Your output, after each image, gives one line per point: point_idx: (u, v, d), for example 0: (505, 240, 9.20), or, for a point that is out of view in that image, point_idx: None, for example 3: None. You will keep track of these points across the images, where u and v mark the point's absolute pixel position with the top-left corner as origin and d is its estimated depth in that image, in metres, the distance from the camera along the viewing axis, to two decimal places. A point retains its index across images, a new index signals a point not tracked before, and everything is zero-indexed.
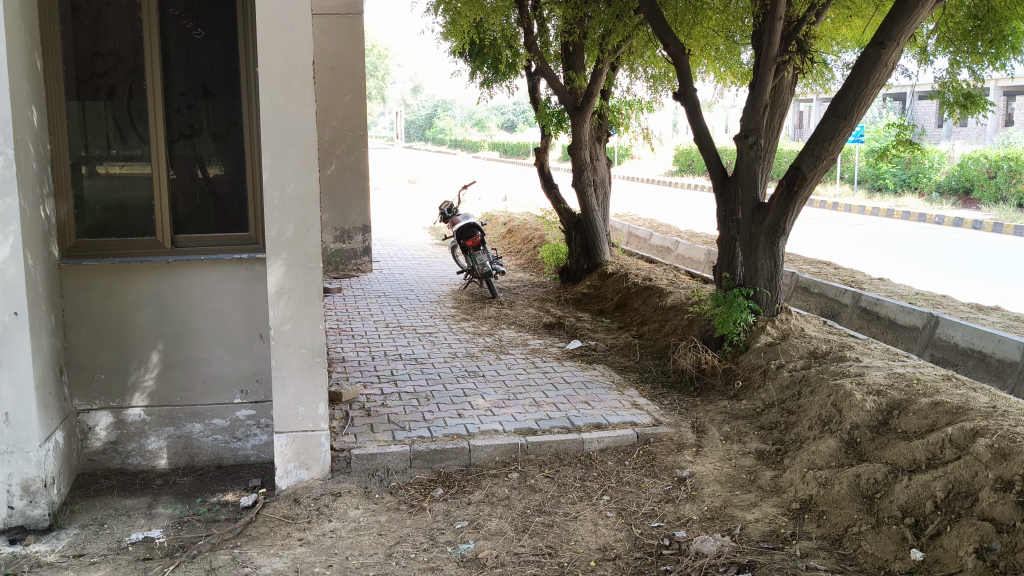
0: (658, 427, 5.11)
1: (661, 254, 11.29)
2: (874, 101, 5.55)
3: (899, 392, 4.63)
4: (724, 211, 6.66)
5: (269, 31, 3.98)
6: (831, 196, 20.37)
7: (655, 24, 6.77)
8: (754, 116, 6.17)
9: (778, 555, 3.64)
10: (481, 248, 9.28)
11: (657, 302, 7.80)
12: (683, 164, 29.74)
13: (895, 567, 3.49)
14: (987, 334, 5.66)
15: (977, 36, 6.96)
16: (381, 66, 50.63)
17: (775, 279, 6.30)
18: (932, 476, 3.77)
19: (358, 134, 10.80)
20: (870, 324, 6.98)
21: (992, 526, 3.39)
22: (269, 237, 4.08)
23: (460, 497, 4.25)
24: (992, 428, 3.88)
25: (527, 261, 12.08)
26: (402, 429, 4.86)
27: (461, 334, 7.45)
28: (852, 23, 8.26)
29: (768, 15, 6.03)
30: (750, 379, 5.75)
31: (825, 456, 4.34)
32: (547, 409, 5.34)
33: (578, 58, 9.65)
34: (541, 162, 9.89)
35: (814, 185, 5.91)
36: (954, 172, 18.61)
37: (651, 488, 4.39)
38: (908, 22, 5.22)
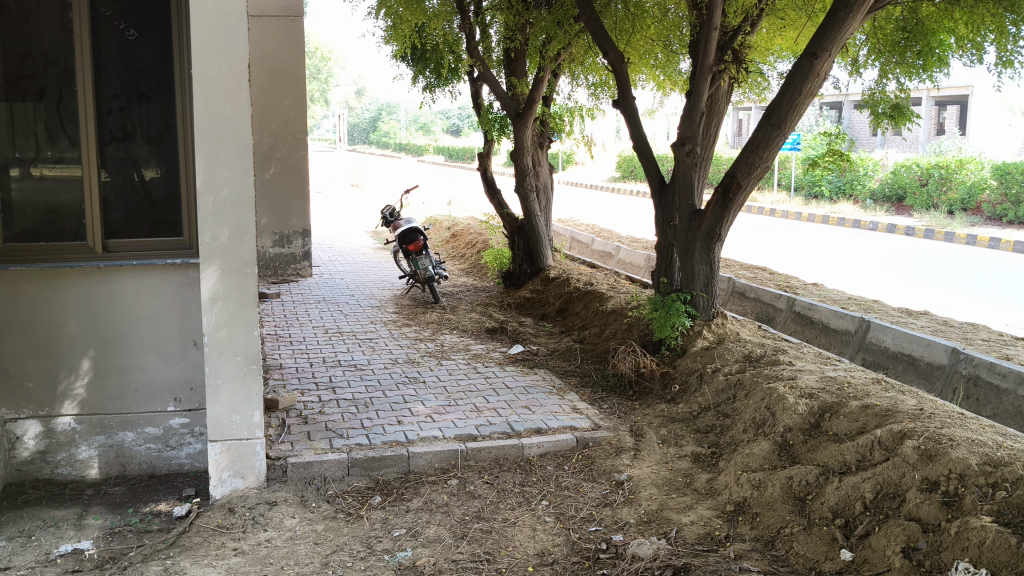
0: (597, 431, 5.14)
1: (603, 258, 11.37)
2: (807, 110, 5.67)
3: (830, 395, 4.75)
4: (662, 217, 6.75)
5: (203, 34, 3.91)
6: (768, 203, 20.77)
7: (595, 31, 6.80)
8: (691, 124, 6.26)
9: (713, 557, 3.68)
10: (424, 252, 9.24)
11: (598, 307, 7.86)
12: (626, 171, 29.97)
13: (825, 567, 3.56)
14: (917, 339, 5.81)
15: (905, 48, 7.11)
16: (324, 68, 50.16)
17: (711, 283, 6.39)
18: (862, 477, 3.87)
19: (299, 137, 10.71)
20: (803, 328, 7.12)
21: (918, 526, 3.49)
22: (203, 242, 4.01)
23: (399, 504, 4.22)
24: (918, 429, 4.00)
25: (470, 266, 12.07)
26: (340, 437, 4.81)
27: (402, 340, 7.40)
28: (787, 34, 8.39)
29: (704, 25, 6.08)
30: (687, 383, 5.81)
31: (759, 458, 4.42)
32: (488, 414, 5.33)
33: (519, 64, 9.57)
34: (484, 167, 9.86)
35: (749, 193, 6.02)
36: (887, 180, 19.12)
37: (589, 492, 4.40)
38: (839, 33, 5.34)
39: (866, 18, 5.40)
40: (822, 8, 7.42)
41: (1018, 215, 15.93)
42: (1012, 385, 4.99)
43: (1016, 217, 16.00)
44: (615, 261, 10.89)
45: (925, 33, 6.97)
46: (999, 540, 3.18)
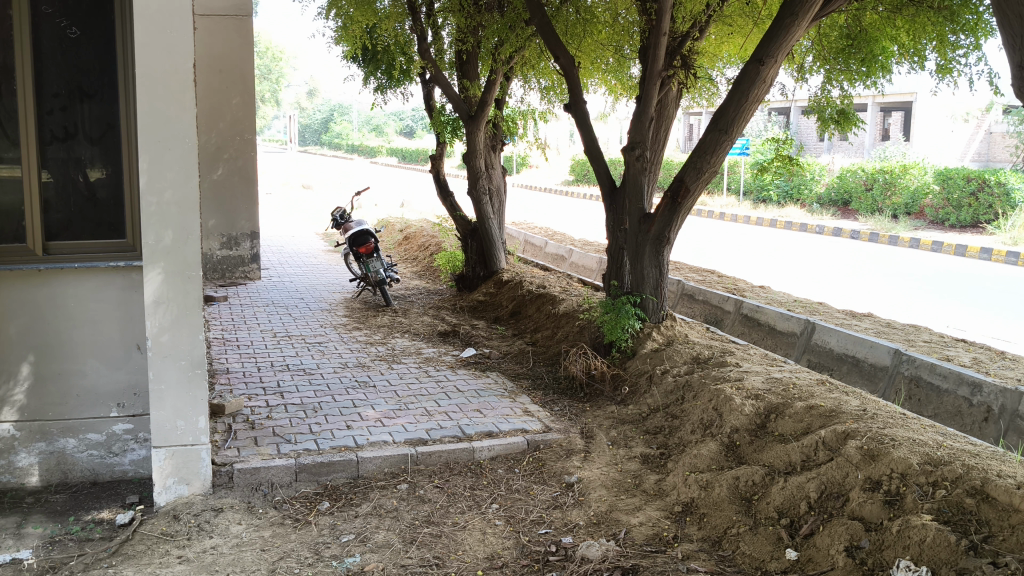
0: (548, 433, 5.15)
1: (555, 261, 11.42)
2: (754, 116, 5.76)
3: (776, 396, 4.83)
4: (613, 221, 6.80)
5: (147, 33, 3.84)
6: (718, 207, 21.03)
7: (546, 35, 6.81)
8: (641, 129, 6.31)
9: (661, 558, 3.71)
10: (375, 255, 9.17)
11: (551, 310, 7.88)
12: (580, 174, 30.09)
13: (770, 566, 3.60)
14: (861, 340, 5.92)
15: (849, 55, 7.25)
16: (276, 70, 49.66)
17: (660, 286, 6.44)
18: (806, 477, 3.93)
19: (247, 138, 10.58)
20: (750, 330, 7.21)
21: (861, 525, 3.55)
22: (146, 244, 3.93)
23: (348, 510, 4.18)
24: (862, 430, 4.08)
25: (423, 269, 12.04)
26: (288, 442, 4.75)
27: (352, 344, 7.35)
28: (735, 40, 8.49)
29: (653, 30, 6.12)
30: (637, 385, 5.85)
31: (706, 459, 4.46)
32: (438, 418, 5.31)
33: (472, 67, 9.55)
34: (436, 170, 9.83)
35: (698, 197, 6.09)
36: (833, 184, 19.44)
37: (539, 494, 4.41)
38: (785, 40, 5.41)
39: (811, 25, 5.49)
40: (768, 15, 7.54)
41: (959, 219, 16.35)
42: (952, 386, 5.12)
43: (958, 221, 16.41)
44: (568, 264, 10.93)
45: (868, 41, 7.14)
46: (939, 538, 3.26)
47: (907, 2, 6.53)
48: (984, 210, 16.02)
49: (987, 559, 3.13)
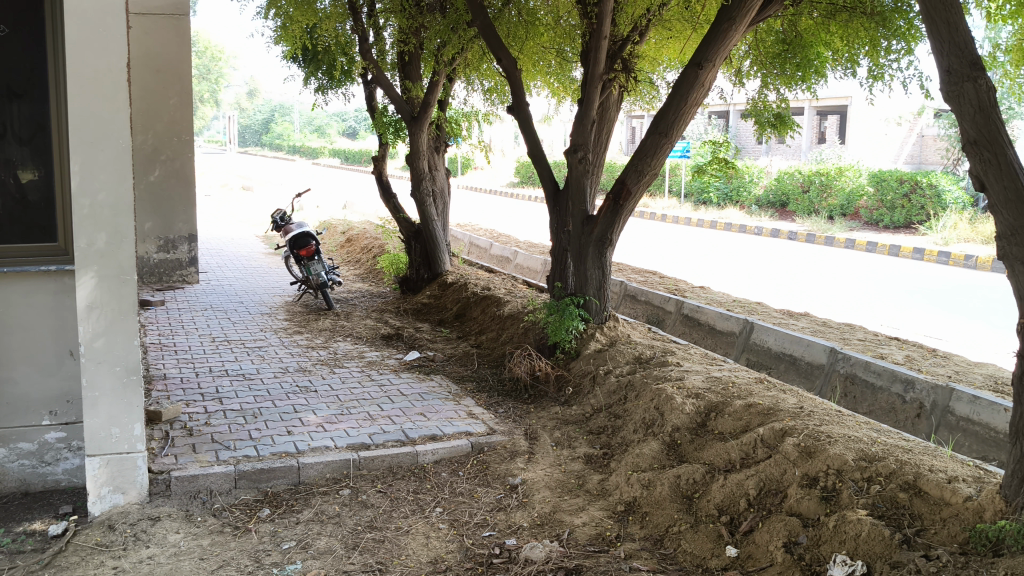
0: (492, 436, 5.15)
1: (500, 263, 11.44)
2: (693, 119, 5.84)
3: (715, 394, 4.91)
4: (556, 223, 6.83)
5: (78, 31, 3.74)
6: (660, 209, 21.25)
7: (489, 37, 6.81)
8: (583, 132, 6.35)
9: (604, 558, 3.73)
10: (316, 257, 9.08)
11: (495, 312, 7.89)
12: (524, 176, 30.14)
13: (712, 564, 3.64)
14: (797, 339, 6.04)
15: (786, 60, 7.38)
16: (214, 70, 48.83)
17: (603, 287, 6.50)
18: (745, 475, 4.00)
19: (185, 138, 10.39)
20: (691, 330, 7.30)
21: (799, 520, 3.62)
22: (78, 248, 3.83)
23: (288, 516, 4.13)
24: (799, 428, 4.18)
25: (366, 271, 11.95)
26: (227, 449, 4.68)
27: (293, 348, 7.26)
28: (674, 44, 8.59)
29: (594, 33, 6.16)
30: (580, 386, 5.88)
31: (648, 458, 4.51)
32: (381, 422, 5.27)
33: (414, 67, 9.52)
34: (378, 171, 9.75)
35: (639, 199, 6.16)
36: (771, 186, 19.76)
37: (483, 497, 4.40)
38: (722, 45, 5.50)
39: (747, 30, 5.59)
40: (707, 20, 7.64)
41: (893, 220, 16.79)
42: (886, 383, 5.24)
43: (891, 222, 16.85)
44: (513, 266, 10.95)
45: (803, 46, 7.21)
46: (873, 532, 3.34)
47: (840, 8, 6.74)
48: (916, 211, 16.47)
49: (920, 552, 3.22)
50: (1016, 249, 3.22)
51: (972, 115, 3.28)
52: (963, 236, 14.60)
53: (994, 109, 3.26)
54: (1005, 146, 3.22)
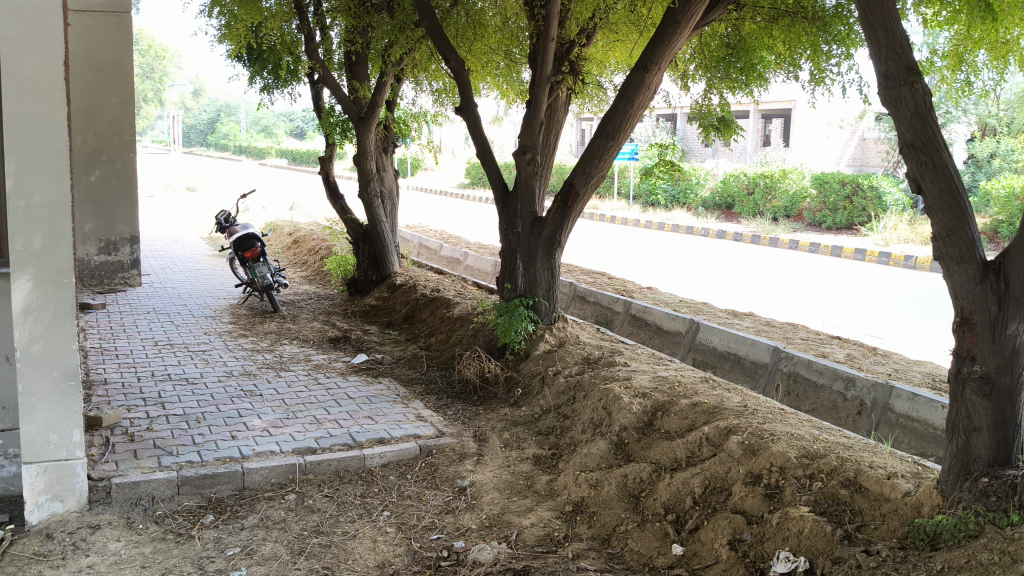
0: (441, 438, 5.14)
1: (450, 265, 11.41)
2: (639, 122, 5.90)
3: (662, 394, 4.97)
4: (505, 224, 6.85)
5: (12, 27, 3.64)
6: (609, 211, 21.39)
7: (436, 38, 6.77)
8: (531, 133, 6.36)
9: (552, 558, 3.74)
10: (261, 259, 8.96)
11: (444, 314, 7.87)
12: (475, 177, 30.13)
13: (658, 562, 3.67)
14: (742, 338, 6.13)
15: (730, 64, 7.50)
16: (159, 67, 47.94)
17: (552, 288, 6.53)
18: (691, 473, 4.06)
19: (126, 138, 10.20)
20: (638, 330, 7.36)
21: (743, 518, 3.68)
22: (14, 250, 3.72)
23: (233, 522, 4.07)
24: (743, 426, 4.25)
25: (313, 273, 11.83)
26: (169, 454, 4.60)
27: (238, 352, 7.15)
28: (621, 47, 8.66)
29: (541, 35, 6.18)
30: (529, 387, 5.90)
31: (596, 457, 4.53)
32: (328, 426, 5.22)
33: (361, 67, 9.43)
34: (325, 172, 9.66)
35: (587, 201, 6.20)
36: (717, 188, 20.00)
37: (431, 500, 4.38)
38: (667, 48, 5.56)
39: (692, 34, 5.66)
40: (653, 24, 7.73)
41: (835, 221, 17.12)
42: (828, 381, 5.33)
43: (834, 223, 17.19)
44: (463, 268, 10.94)
45: (747, 50, 7.35)
46: (816, 529, 3.40)
47: (782, 14, 6.79)
48: (858, 213, 16.82)
49: (861, 547, 3.28)
50: (952, 249, 3.31)
51: (908, 118, 3.35)
52: (903, 237, 14.97)
53: (930, 113, 3.33)
54: (941, 149, 3.30)
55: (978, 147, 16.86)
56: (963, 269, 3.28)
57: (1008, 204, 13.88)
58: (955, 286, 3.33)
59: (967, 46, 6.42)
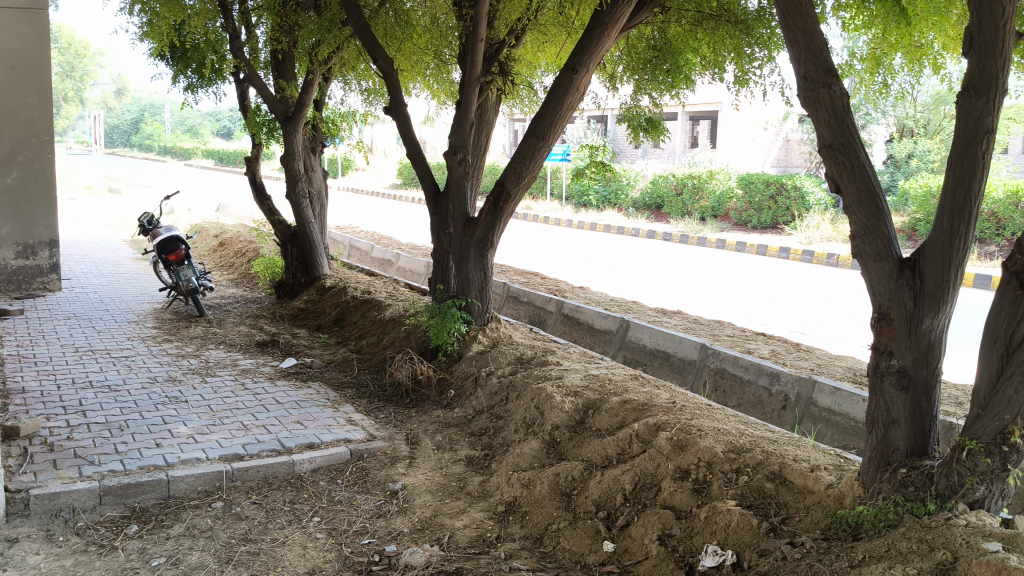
0: (371, 442, 5.10)
1: (381, 266, 11.33)
2: (569, 123, 5.94)
3: (593, 392, 5.02)
4: (436, 224, 6.81)
5: None
6: (542, 211, 21.52)
7: (364, 37, 6.71)
8: (461, 134, 6.35)
9: (484, 559, 3.74)
10: (186, 262, 8.76)
11: (375, 316, 7.81)
12: (407, 177, 29.98)
13: (590, 559, 3.70)
14: (671, 336, 6.23)
15: (656, 66, 7.60)
16: (79, 66, 46.54)
17: (484, 289, 6.53)
18: (621, 470, 4.10)
19: (44, 138, 9.88)
20: (570, 329, 7.42)
21: (672, 513, 3.73)
22: None
23: (158, 532, 3.96)
24: (671, 422, 4.32)
25: (241, 276, 11.63)
26: (91, 464, 4.47)
27: (163, 357, 6.99)
28: (550, 48, 8.71)
29: (470, 36, 6.17)
30: (462, 388, 5.89)
31: (528, 457, 4.55)
32: (256, 432, 5.14)
33: (288, 67, 9.30)
34: (252, 172, 9.49)
35: (518, 202, 6.22)
36: (647, 189, 20.25)
37: (362, 504, 4.34)
38: (595, 50, 5.62)
39: (619, 36, 5.73)
40: (581, 25, 7.80)
41: (760, 220, 17.49)
42: (753, 376, 5.44)
43: (759, 222, 17.56)
44: (394, 269, 10.88)
45: (673, 53, 7.47)
46: (742, 522, 3.47)
47: (705, 16, 6.85)
48: (782, 212, 17.20)
49: (786, 539, 3.35)
50: (869, 247, 3.40)
51: (827, 120, 3.44)
52: (825, 236, 15.39)
53: (848, 114, 3.42)
54: (858, 150, 3.39)
55: (897, 148, 17.37)
56: (880, 266, 3.38)
57: (925, 203, 14.35)
58: (873, 282, 3.42)
59: (884, 49, 6.58)
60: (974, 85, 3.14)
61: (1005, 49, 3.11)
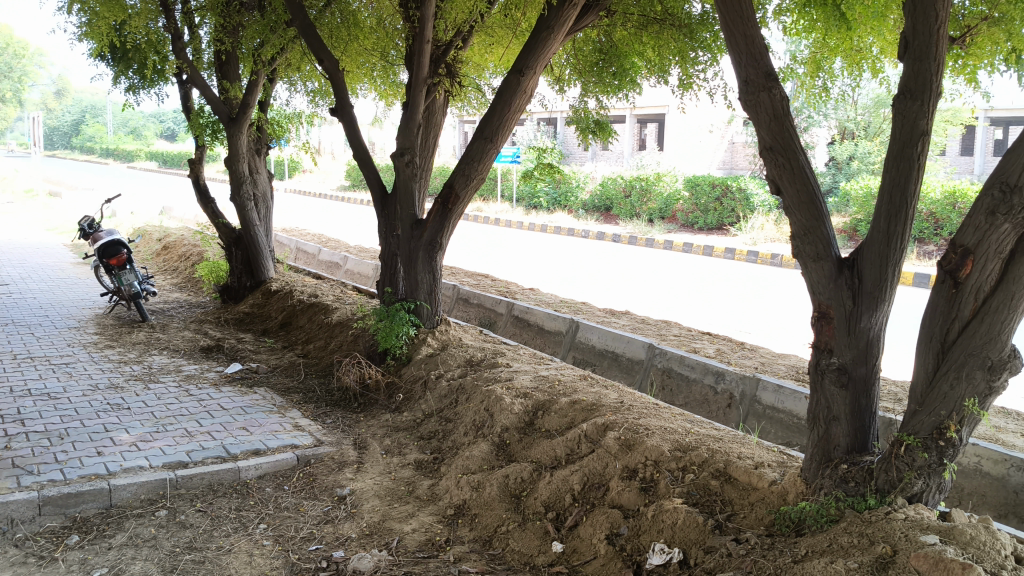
0: (319, 447, 5.06)
1: (328, 269, 11.24)
2: (516, 125, 5.96)
3: (542, 393, 5.04)
4: (384, 227, 6.77)
5: None
6: (492, 213, 21.54)
7: (309, 38, 6.65)
8: (409, 135, 6.33)
9: (433, 563, 3.73)
10: (128, 266, 8.59)
11: (323, 320, 7.75)
12: (355, 180, 29.77)
13: (539, 560, 3.71)
14: (619, 336, 6.28)
15: (602, 69, 7.66)
16: (17, 67, 45.41)
17: (433, 292, 6.52)
18: (570, 471, 4.13)
19: None
20: (520, 331, 7.44)
21: (620, 512, 3.76)
22: None
23: (99, 542, 3.88)
24: (619, 422, 4.36)
25: (185, 280, 11.44)
26: (29, 474, 4.36)
27: (104, 364, 6.85)
28: (497, 50, 8.72)
29: (417, 37, 6.16)
30: (411, 392, 5.87)
31: (478, 459, 4.55)
32: (201, 439, 5.06)
33: (232, 68, 9.18)
34: (196, 175, 9.35)
35: (467, 204, 6.23)
36: (596, 191, 20.39)
37: (310, 510, 4.30)
38: (542, 53, 5.65)
39: (566, 39, 5.77)
40: (528, 27, 7.83)
41: (706, 221, 17.72)
42: (699, 375, 5.51)
43: (705, 224, 17.79)
44: (342, 272, 10.80)
45: (619, 56, 7.54)
46: (688, 520, 3.51)
47: (650, 21, 6.95)
48: (727, 214, 17.44)
49: (731, 536, 3.40)
50: (809, 247, 3.47)
51: (767, 122, 3.49)
52: (769, 236, 15.69)
53: (787, 117, 3.48)
54: (797, 153, 3.46)
55: (838, 150, 17.72)
56: (820, 266, 3.44)
57: (865, 204, 14.68)
58: (813, 282, 3.49)
59: (824, 53, 6.72)
60: (909, 87, 3.22)
61: (939, 53, 3.20)
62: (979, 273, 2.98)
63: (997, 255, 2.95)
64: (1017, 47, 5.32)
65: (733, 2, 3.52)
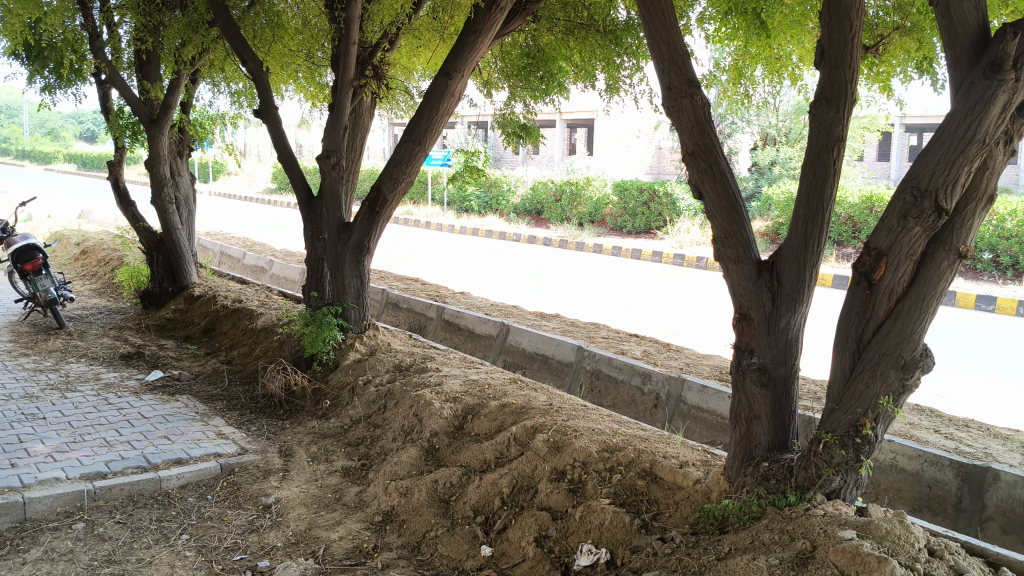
0: (243, 455, 4.98)
1: (254, 274, 11.05)
2: (444, 128, 5.96)
3: (472, 397, 5.05)
4: (311, 230, 6.70)
5: None
6: (423, 217, 21.45)
7: (232, 39, 6.54)
8: (335, 137, 6.27)
9: (360, 570, 3.70)
10: (43, 272, 8.31)
11: (247, 325, 7.62)
12: (282, 182, 29.33)
13: (467, 564, 3.71)
14: (548, 339, 6.32)
15: (530, 72, 7.69)
16: None
17: (361, 295, 6.47)
18: (499, 474, 4.14)
19: None
20: (450, 335, 7.43)
21: (548, 514, 3.79)
22: None
23: (13, 557, 3.73)
24: (547, 424, 4.39)
25: (104, 286, 11.12)
26: None
27: (18, 372, 6.61)
28: (425, 53, 8.69)
29: (343, 39, 6.09)
30: (338, 398, 5.82)
31: (406, 465, 4.53)
32: (120, 449, 4.93)
33: (153, 67, 8.98)
34: (116, 177, 9.12)
35: (394, 207, 6.19)
36: (527, 195, 20.49)
37: (234, 520, 4.22)
38: (470, 56, 5.65)
39: (494, 42, 5.78)
40: (455, 31, 7.83)
41: (635, 225, 17.94)
42: (627, 377, 5.58)
43: (634, 228, 18.01)
44: (268, 276, 10.64)
45: (546, 60, 7.61)
46: (615, 520, 3.55)
47: (576, 26, 7.01)
48: (655, 218, 17.65)
49: (656, 535, 3.45)
50: (730, 250, 3.54)
51: (689, 127, 3.55)
52: (695, 240, 15.99)
53: (709, 123, 3.55)
54: (718, 157, 3.53)
55: (761, 155, 18.11)
56: (740, 268, 3.52)
57: (787, 208, 15.06)
58: (734, 284, 3.56)
59: (746, 61, 6.86)
60: (826, 95, 3.31)
61: (854, 62, 3.29)
62: (892, 274, 3.08)
63: (909, 258, 3.05)
64: (926, 56, 5.52)
65: (656, 7, 3.56)
